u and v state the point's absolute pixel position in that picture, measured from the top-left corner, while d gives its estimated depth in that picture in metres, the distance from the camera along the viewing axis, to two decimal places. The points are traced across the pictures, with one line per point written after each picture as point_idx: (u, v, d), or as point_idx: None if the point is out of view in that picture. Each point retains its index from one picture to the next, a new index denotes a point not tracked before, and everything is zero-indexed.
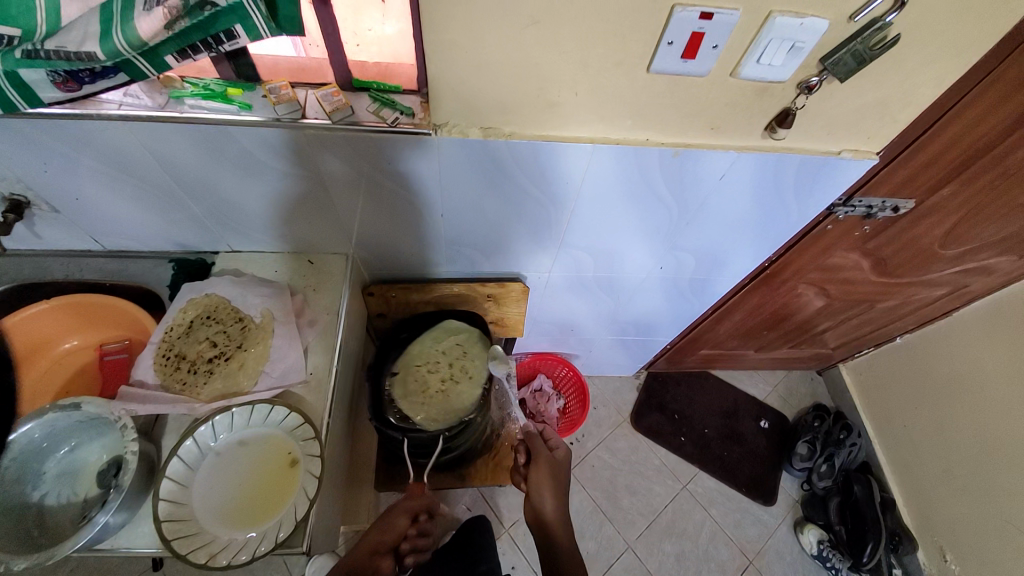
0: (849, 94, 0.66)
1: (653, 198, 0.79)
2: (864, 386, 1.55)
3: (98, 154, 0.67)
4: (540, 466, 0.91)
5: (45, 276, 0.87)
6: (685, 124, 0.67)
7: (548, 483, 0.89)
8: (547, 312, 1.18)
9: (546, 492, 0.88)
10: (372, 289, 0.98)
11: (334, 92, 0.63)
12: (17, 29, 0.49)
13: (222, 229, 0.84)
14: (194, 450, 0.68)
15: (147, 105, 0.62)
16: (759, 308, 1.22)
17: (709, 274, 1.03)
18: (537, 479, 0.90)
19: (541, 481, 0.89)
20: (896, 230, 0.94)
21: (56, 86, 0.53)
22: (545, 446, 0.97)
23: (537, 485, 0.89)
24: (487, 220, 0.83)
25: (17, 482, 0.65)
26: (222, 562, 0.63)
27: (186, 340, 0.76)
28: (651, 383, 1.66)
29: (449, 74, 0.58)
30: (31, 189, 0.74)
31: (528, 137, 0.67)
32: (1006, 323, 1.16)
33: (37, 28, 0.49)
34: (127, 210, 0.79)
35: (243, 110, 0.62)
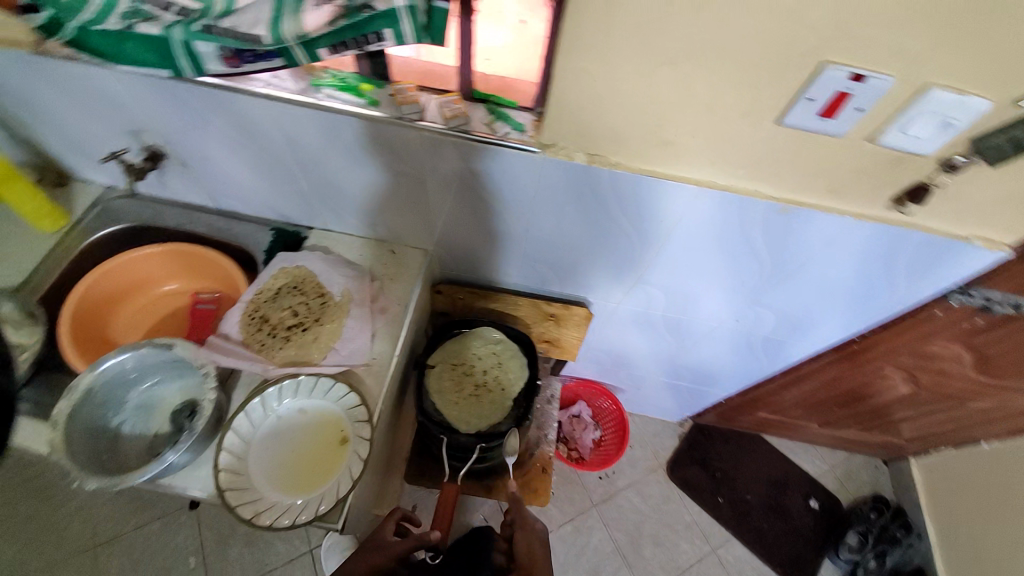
0: (995, 178, 0.60)
1: (750, 252, 0.76)
2: (934, 487, 1.39)
3: (234, 123, 0.73)
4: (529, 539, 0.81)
5: (161, 221, 0.96)
6: (801, 181, 0.64)
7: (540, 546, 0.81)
8: (605, 342, 1.15)
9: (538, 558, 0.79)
10: (441, 287, 1.00)
11: (455, 100, 0.66)
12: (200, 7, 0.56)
13: (320, 208, 0.89)
14: (259, 409, 0.72)
15: (289, 87, 0.67)
16: (834, 382, 1.13)
17: (788, 337, 0.98)
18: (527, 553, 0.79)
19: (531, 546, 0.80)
20: (1015, 331, 0.84)
21: (221, 60, 0.58)
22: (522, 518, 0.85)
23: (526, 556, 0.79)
24: (569, 242, 0.83)
25: (102, 405, 0.70)
26: (265, 521, 0.65)
27: (272, 304, 0.80)
28: (695, 435, 1.57)
29: (571, 99, 0.59)
30: (170, 144, 0.82)
31: (635, 169, 0.66)
32: None
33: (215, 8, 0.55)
34: (243, 176, 0.86)
35: (370, 105, 0.67)
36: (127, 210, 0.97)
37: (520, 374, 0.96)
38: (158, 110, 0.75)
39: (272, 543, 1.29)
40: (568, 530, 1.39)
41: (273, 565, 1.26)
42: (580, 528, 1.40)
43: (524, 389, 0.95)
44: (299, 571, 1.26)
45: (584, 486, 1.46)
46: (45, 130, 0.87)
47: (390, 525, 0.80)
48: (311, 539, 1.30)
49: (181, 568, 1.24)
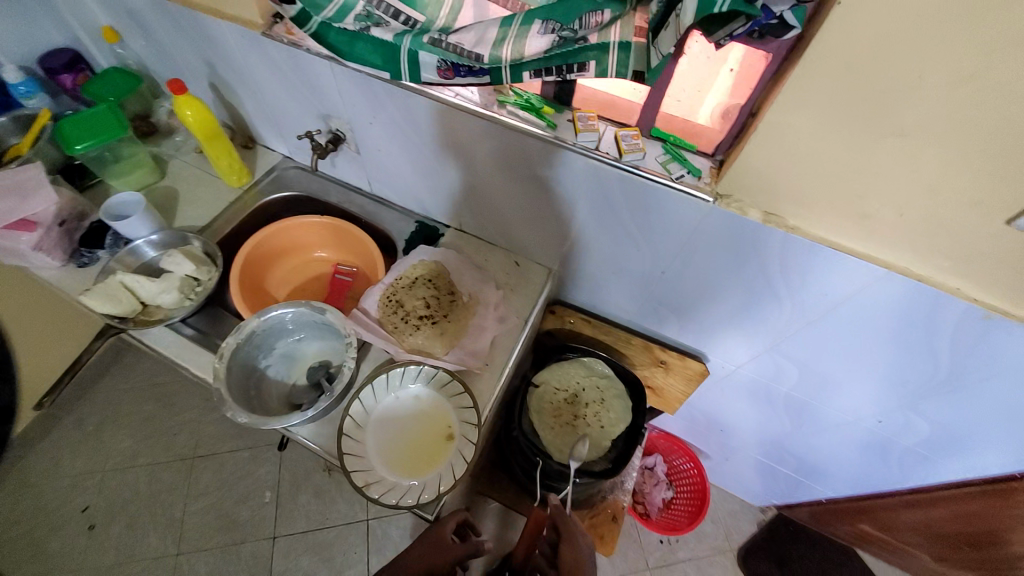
0: None
1: (922, 350, 0.67)
2: None
3: (416, 123, 0.80)
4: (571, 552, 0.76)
5: (325, 196, 1.08)
6: (1016, 289, 0.55)
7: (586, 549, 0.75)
8: (706, 401, 1.08)
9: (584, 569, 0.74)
10: (555, 308, 1.00)
11: (634, 136, 0.67)
12: (422, 16, 0.61)
13: (464, 209, 0.94)
14: (383, 386, 0.77)
15: (473, 100, 0.72)
16: (976, 520, 0.95)
17: (934, 453, 0.85)
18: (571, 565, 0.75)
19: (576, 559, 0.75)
20: None
21: (436, 70, 0.65)
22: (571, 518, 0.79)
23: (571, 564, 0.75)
24: (705, 292, 0.79)
25: (257, 348, 0.80)
26: (373, 493, 0.69)
27: (408, 293, 0.85)
28: (776, 527, 1.41)
29: (761, 155, 0.57)
30: (352, 131, 0.92)
31: (811, 237, 0.61)
32: None
33: (434, 20, 0.61)
34: (405, 169, 0.93)
35: (548, 128, 0.69)
36: (301, 180, 1.10)
37: (621, 417, 0.94)
38: (354, 101, 0.84)
39: (336, 500, 1.36)
40: None
41: (333, 522, 1.33)
42: None
43: (623, 433, 0.93)
44: (353, 536, 1.32)
45: (641, 544, 1.38)
46: (255, 102, 1.01)
47: (449, 527, 0.79)
48: (368, 509, 1.36)
49: (256, 500, 1.35)
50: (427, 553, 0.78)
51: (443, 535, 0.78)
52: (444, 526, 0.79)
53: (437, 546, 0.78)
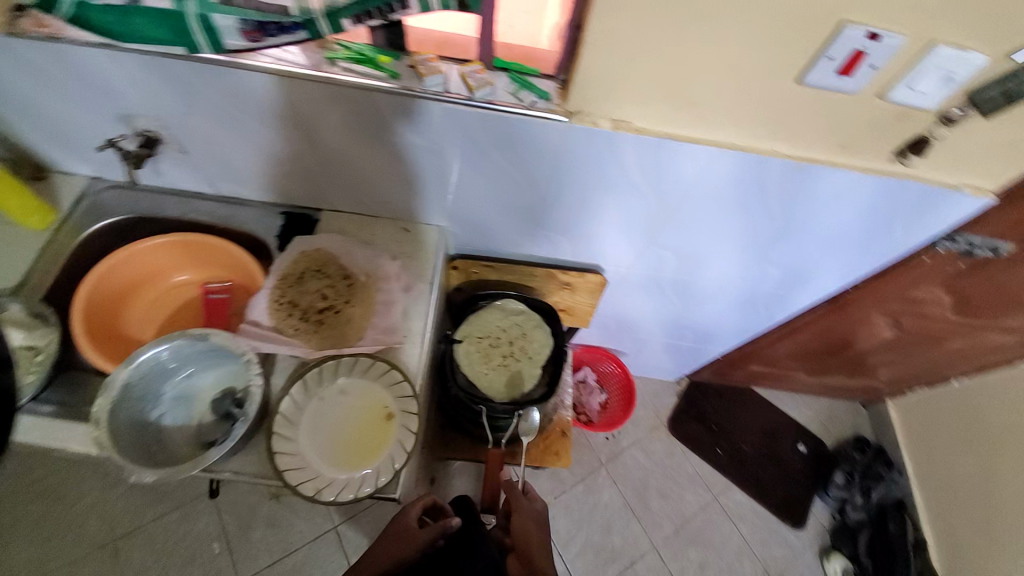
0: (989, 129, 0.65)
1: (761, 210, 0.80)
2: (911, 424, 1.52)
3: (244, 102, 0.71)
4: (526, 519, 0.84)
5: (163, 213, 0.93)
6: (813, 139, 0.68)
7: (535, 529, 0.83)
8: (613, 306, 1.19)
9: (532, 539, 0.80)
10: (456, 263, 1.01)
11: (478, 70, 0.67)
12: None
13: (331, 187, 0.87)
14: (303, 391, 0.73)
15: (301, 62, 0.66)
16: (826, 332, 1.20)
17: (787, 292, 1.04)
18: (522, 533, 0.81)
19: (528, 528, 0.82)
20: (991, 271, 0.92)
21: (242, 34, 0.59)
22: (525, 497, 0.89)
23: (522, 532, 0.81)
24: (585, 209, 0.85)
25: (140, 399, 0.70)
26: (327, 497, 0.67)
27: (299, 289, 0.80)
28: (692, 392, 1.66)
29: (597, 64, 0.60)
30: (167, 128, 0.79)
31: (656, 133, 0.68)
32: None
33: None
34: (250, 158, 0.83)
35: (391, 78, 0.66)
36: (122, 201, 0.93)
37: (545, 343, 1.00)
38: (156, 92, 0.72)
39: (294, 522, 1.30)
40: (579, 490, 1.46)
41: (298, 545, 1.29)
42: (592, 487, 1.47)
43: (551, 356, 0.98)
44: (325, 548, 1.29)
45: (592, 448, 1.53)
46: (21, 120, 0.81)
47: (415, 509, 0.82)
48: (332, 517, 1.32)
49: (205, 555, 1.25)
50: (390, 545, 0.76)
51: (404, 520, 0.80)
52: (406, 514, 0.81)
53: (397, 535, 0.78)
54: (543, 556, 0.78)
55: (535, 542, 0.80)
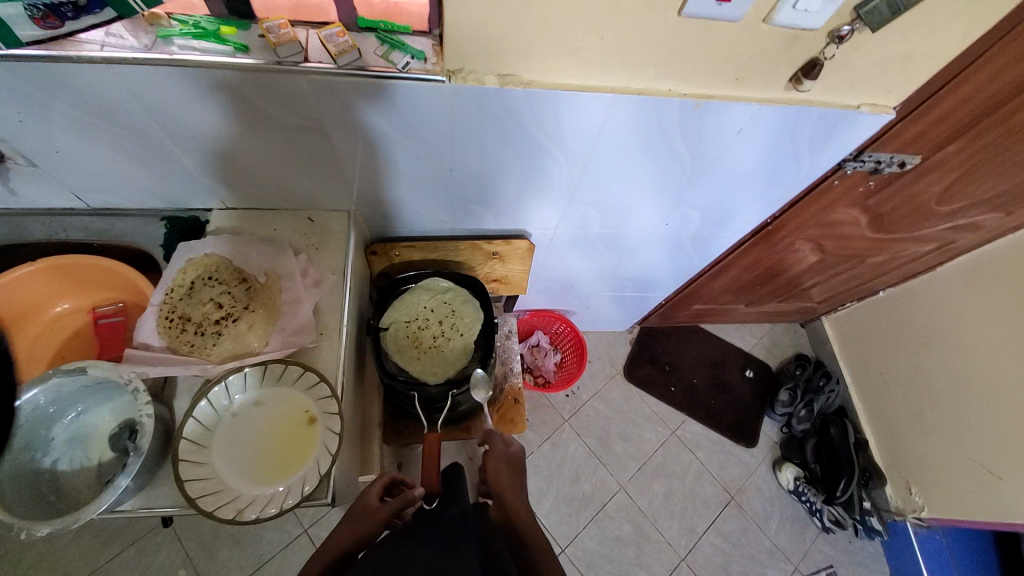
0: (875, 45, 0.64)
1: (669, 153, 0.78)
2: (845, 337, 1.61)
3: (76, 100, 0.60)
4: (498, 458, 0.83)
5: (28, 236, 0.81)
6: (708, 74, 0.65)
7: (507, 471, 0.81)
8: (548, 268, 1.17)
9: (502, 476, 0.79)
10: (375, 247, 0.95)
11: (340, 32, 0.58)
12: None
13: (214, 183, 0.78)
14: (209, 411, 0.67)
15: (131, 45, 0.56)
16: (756, 264, 1.23)
17: (713, 231, 1.04)
18: (493, 472, 0.80)
19: (500, 467, 0.81)
20: (898, 187, 0.95)
21: (34, 23, 0.51)
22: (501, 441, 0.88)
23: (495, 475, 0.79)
24: (495, 174, 0.80)
25: (26, 449, 0.64)
26: (250, 516, 0.63)
27: (189, 301, 0.73)
28: (643, 338, 1.70)
29: (466, 15, 0.55)
30: (8, 141, 0.66)
31: (545, 86, 0.64)
32: (1003, 277, 1.16)
33: None
34: (111, 164, 0.73)
35: (238, 52, 0.58)
36: None
37: (475, 317, 0.98)
38: None
39: (262, 535, 1.27)
40: (546, 448, 1.49)
41: (269, 554, 1.25)
42: (557, 443, 1.50)
43: (482, 331, 0.98)
44: (298, 551, 1.26)
45: (554, 406, 1.55)
46: None
47: (374, 491, 0.78)
48: (301, 521, 1.29)
49: None
50: (352, 526, 0.70)
51: (367, 503, 0.75)
52: (368, 498, 0.76)
53: (362, 514, 0.72)
54: (517, 498, 0.74)
55: (505, 475, 0.79)
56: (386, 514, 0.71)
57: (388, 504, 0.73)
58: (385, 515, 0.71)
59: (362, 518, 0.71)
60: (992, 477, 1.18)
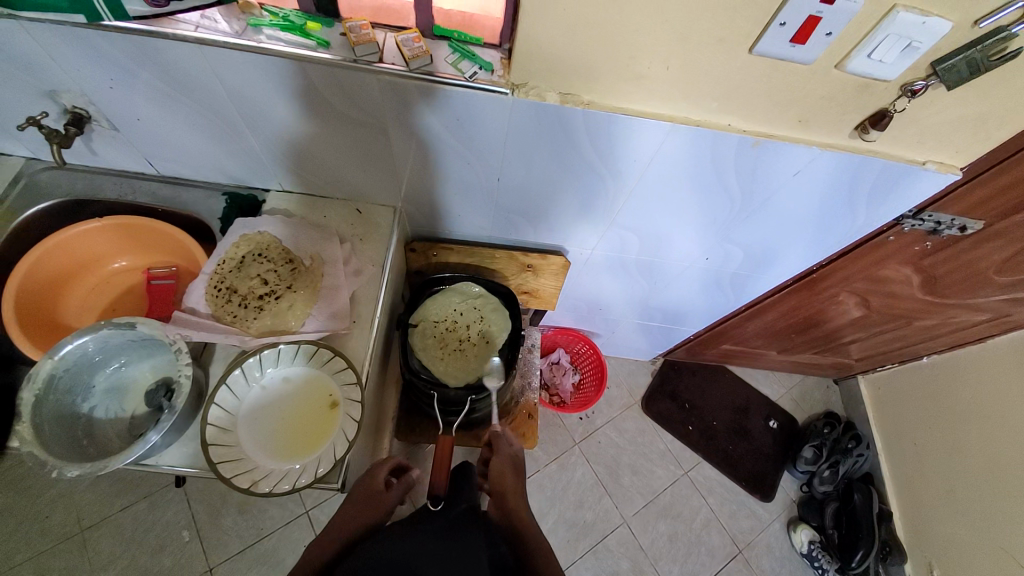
0: (951, 103, 0.62)
1: (719, 187, 0.77)
2: (880, 400, 1.53)
3: (165, 74, 0.65)
4: (502, 462, 0.86)
5: (99, 195, 0.87)
6: (770, 113, 0.65)
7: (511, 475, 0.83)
8: (580, 288, 1.17)
9: (508, 478, 0.83)
10: (415, 245, 0.98)
11: (415, 38, 0.61)
12: None
13: (276, 166, 0.83)
14: (241, 380, 0.70)
15: (223, 30, 0.60)
16: (795, 311, 1.19)
17: (755, 271, 1.02)
18: (498, 475, 0.83)
19: (503, 470, 0.84)
20: (958, 250, 0.90)
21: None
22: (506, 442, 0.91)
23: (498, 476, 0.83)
24: (541, 188, 0.81)
25: (69, 392, 0.67)
26: (264, 488, 0.65)
27: (238, 274, 0.77)
28: (666, 371, 1.67)
29: (539, 33, 0.56)
30: (94, 104, 0.72)
31: (605, 108, 0.65)
32: None
33: None
34: (186, 137, 0.78)
35: (319, 47, 0.61)
36: (58, 183, 0.86)
37: (502, 326, 1.00)
38: (73, 62, 0.65)
39: (266, 509, 1.29)
40: (553, 468, 1.47)
41: (269, 530, 1.27)
42: (565, 465, 1.48)
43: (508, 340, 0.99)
44: (297, 532, 1.27)
45: (566, 427, 1.53)
46: None
47: (379, 473, 0.77)
48: (304, 502, 1.31)
49: (175, 544, 1.22)
50: (358, 508, 0.72)
51: (371, 483, 0.75)
52: (371, 477, 0.76)
53: (368, 498, 0.73)
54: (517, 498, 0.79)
55: (509, 478, 0.82)
56: (394, 498, 0.75)
57: (394, 489, 0.76)
58: (394, 500, 0.75)
59: (369, 501, 0.73)
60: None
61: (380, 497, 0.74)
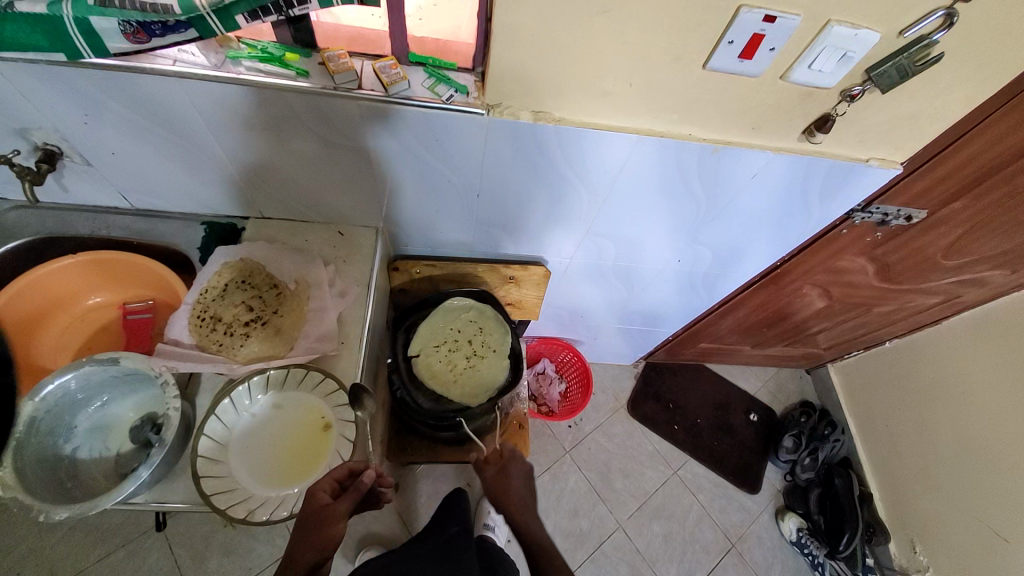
0: (886, 106, 0.69)
1: (686, 193, 0.82)
2: (851, 386, 1.61)
3: (141, 106, 0.65)
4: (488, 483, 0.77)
5: (69, 231, 0.85)
6: (727, 121, 0.70)
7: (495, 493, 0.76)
8: (561, 296, 1.20)
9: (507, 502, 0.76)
10: (397, 264, 0.99)
11: (392, 65, 0.64)
12: None
13: (254, 194, 0.83)
14: (230, 409, 0.69)
15: (202, 63, 0.62)
16: (765, 306, 1.25)
17: (725, 270, 1.07)
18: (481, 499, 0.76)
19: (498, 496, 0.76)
20: (905, 238, 0.98)
21: (125, 36, 0.55)
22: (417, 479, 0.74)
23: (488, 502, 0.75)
24: (518, 201, 0.84)
25: (50, 433, 0.65)
26: (260, 517, 0.64)
27: (221, 303, 0.77)
28: (648, 373, 1.71)
29: (511, 58, 0.60)
30: (67, 140, 0.72)
31: (575, 124, 0.69)
32: (1010, 334, 1.17)
33: None
34: (161, 168, 0.78)
35: (298, 76, 0.63)
36: (26, 222, 0.84)
37: (503, 332, 1.03)
38: (46, 100, 0.64)
39: (253, 546, 1.24)
40: (546, 479, 1.48)
41: (258, 568, 1.22)
42: (557, 475, 1.48)
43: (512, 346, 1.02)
44: None
45: (556, 436, 1.55)
46: None
47: (325, 484, 0.64)
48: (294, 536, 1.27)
49: None
50: (308, 535, 0.60)
51: (315, 500, 0.62)
52: (314, 492, 0.62)
53: (317, 520, 0.61)
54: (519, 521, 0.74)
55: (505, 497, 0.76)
56: (347, 510, 0.61)
57: (344, 498, 0.62)
58: (347, 512, 0.62)
59: (320, 524, 0.60)
60: (1000, 540, 1.15)
61: (329, 516, 0.61)
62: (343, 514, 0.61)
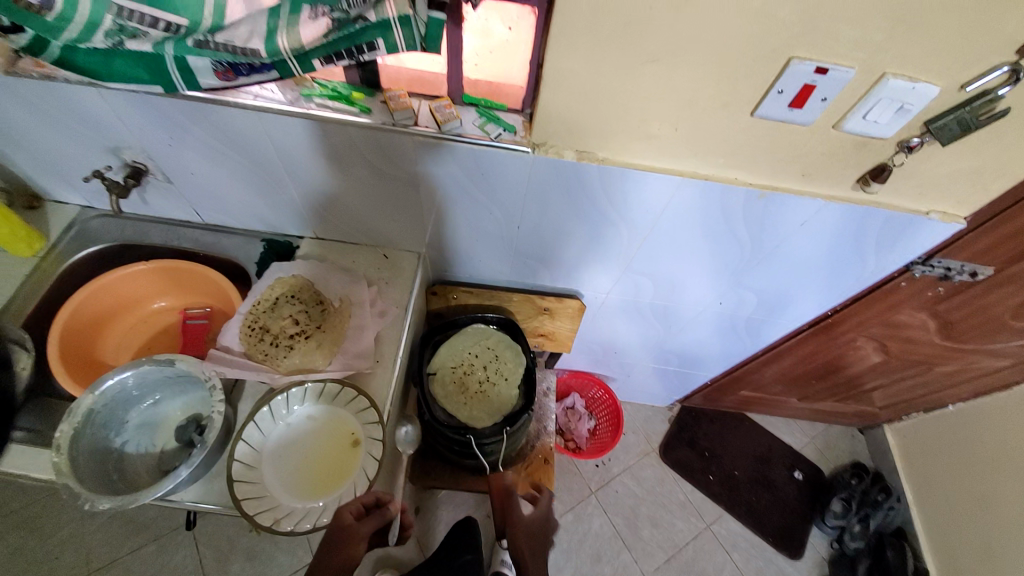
0: (948, 158, 0.66)
1: (731, 238, 0.81)
2: (908, 451, 1.47)
3: (219, 133, 0.73)
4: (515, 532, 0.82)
5: (146, 240, 0.94)
6: (774, 168, 0.70)
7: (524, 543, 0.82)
8: (595, 332, 1.19)
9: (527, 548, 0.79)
10: (435, 288, 1.03)
11: (447, 105, 0.68)
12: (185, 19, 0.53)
13: (311, 215, 0.89)
14: (268, 417, 0.73)
15: (279, 99, 0.68)
16: (813, 356, 1.19)
17: (768, 317, 1.04)
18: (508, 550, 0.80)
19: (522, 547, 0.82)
20: (970, 296, 0.91)
21: (215, 74, 0.61)
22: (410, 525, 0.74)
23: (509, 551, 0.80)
24: (557, 234, 0.85)
25: (104, 426, 0.70)
26: (285, 526, 0.66)
27: (272, 315, 0.81)
28: (684, 417, 1.64)
29: (558, 101, 0.63)
30: (152, 159, 0.80)
31: (618, 164, 0.70)
32: None
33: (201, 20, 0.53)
34: (230, 188, 0.85)
35: (362, 113, 0.68)
36: (109, 229, 0.94)
37: (517, 363, 1.02)
38: (140, 124, 0.73)
39: (274, 555, 1.26)
40: (568, 519, 1.42)
41: None
42: (581, 516, 1.43)
43: (523, 378, 1.01)
44: None
45: (582, 475, 1.50)
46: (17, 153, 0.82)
47: (351, 505, 0.66)
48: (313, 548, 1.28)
49: None
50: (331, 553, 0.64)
51: (340, 520, 0.64)
52: (340, 512, 0.64)
53: (338, 538, 0.63)
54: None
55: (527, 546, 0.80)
56: (368, 533, 0.63)
57: (367, 521, 0.64)
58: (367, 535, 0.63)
59: (341, 544, 0.63)
60: None
61: (351, 536, 0.63)
62: (363, 536, 0.63)
